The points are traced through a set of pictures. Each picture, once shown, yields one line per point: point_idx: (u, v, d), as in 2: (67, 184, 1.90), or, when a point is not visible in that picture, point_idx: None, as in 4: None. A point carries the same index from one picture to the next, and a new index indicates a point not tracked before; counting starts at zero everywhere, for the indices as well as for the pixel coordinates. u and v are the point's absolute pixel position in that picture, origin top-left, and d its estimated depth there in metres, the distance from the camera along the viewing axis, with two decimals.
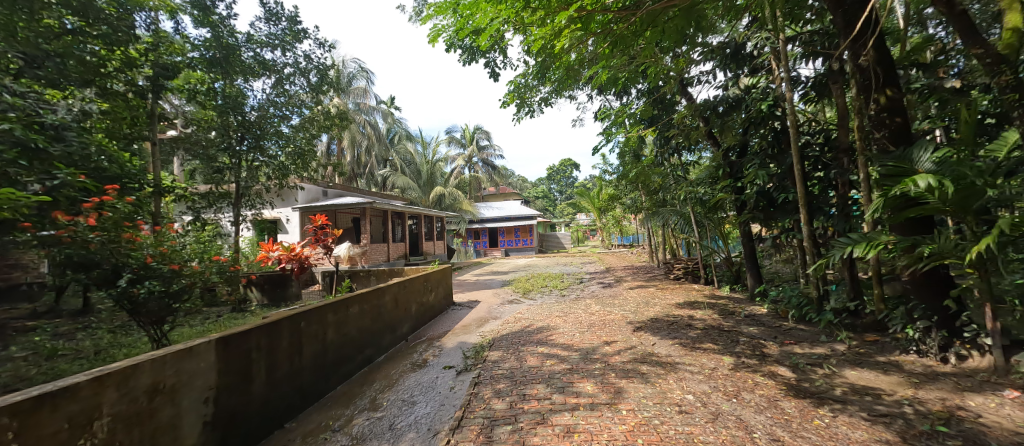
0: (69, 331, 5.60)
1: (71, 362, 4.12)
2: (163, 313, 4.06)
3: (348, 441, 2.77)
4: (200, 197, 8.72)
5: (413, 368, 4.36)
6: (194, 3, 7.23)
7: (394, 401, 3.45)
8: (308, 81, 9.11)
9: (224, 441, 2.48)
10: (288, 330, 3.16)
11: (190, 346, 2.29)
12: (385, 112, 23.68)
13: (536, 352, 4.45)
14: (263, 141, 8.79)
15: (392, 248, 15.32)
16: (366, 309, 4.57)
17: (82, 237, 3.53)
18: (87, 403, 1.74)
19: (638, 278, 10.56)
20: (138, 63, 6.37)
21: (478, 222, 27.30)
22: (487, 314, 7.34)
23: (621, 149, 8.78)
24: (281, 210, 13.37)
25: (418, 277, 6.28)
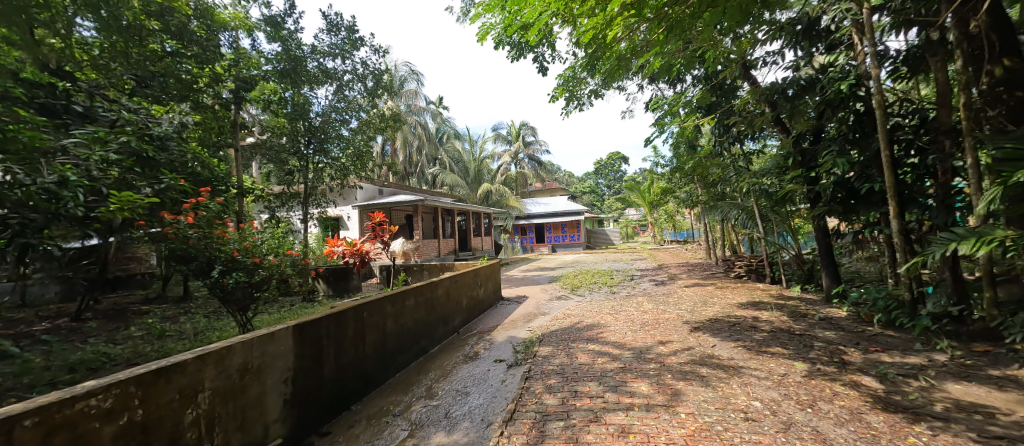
0: (175, 315, 6.47)
1: (176, 342, 4.76)
2: (247, 300, 4.55)
3: (408, 425, 2.93)
4: (275, 197, 9.62)
5: (465, 360, 4.50)
6: (267, 21, 7.95)
7: (449, 391, 3.59)
8: (365, 86, 9.66)
9: (301, 418, 2.74)
10: (353, 320, 3.40)
11: (272, 331, 2.55)
12: (435, 112, 24.47)
13: (587, 349, 4.39)
14: (327, 144, 9.48)
15: (442, 244, 15.86)
16: (421, 301, 4.78)
17: (183, 233, 4.06)
18: (193, 378, 2.00)
19: (695, 276, 10.00)
20: (223, 78, 7.14)
21: (525, 218, 27.41)
22: (536, 309, 7.35)
23: (675, 140, 8.34)
24: (342, 208, 14.35)
25: (469, 272, 6.46)
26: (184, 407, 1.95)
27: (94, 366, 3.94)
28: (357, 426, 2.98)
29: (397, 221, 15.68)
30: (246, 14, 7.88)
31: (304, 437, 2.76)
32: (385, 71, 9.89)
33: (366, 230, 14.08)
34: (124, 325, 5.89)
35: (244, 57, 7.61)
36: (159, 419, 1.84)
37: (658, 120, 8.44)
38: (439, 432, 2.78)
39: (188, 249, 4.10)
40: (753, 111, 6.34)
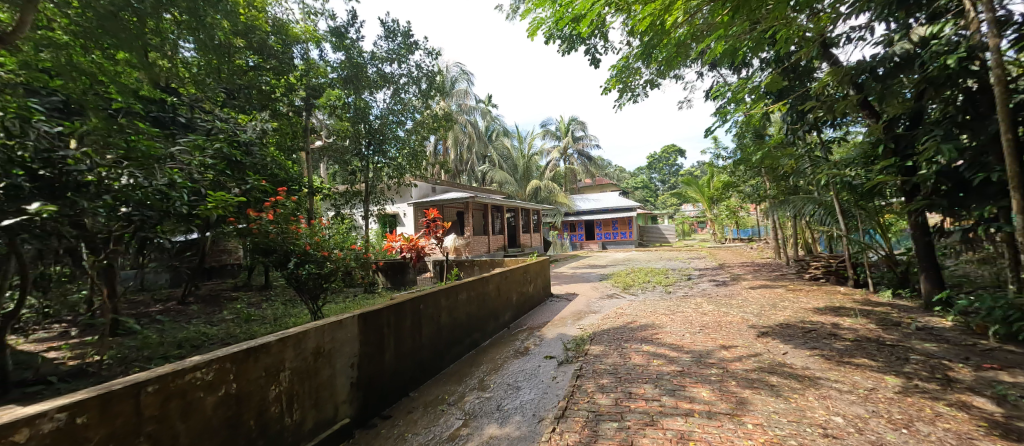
0: (258, 301, 7.27)
1: (260, 326, 5.35)
2: (317, 290, 4.95)
3: (462, 415, 3.04)
4: (340, 196, 10.37)
5: (516, 354, 4.55)
6: (332, 32, 8.57)
7: (500, 384, 3.65)
8: (419, 89, 10.05)
9: (365, 400, 2.94)
10: (411, 311, 3.58)
11: (341, 319, 2.76)
12: (484, 111, 24.90)
13: (641, 350, 4.23)
14: (385, 145, 10.02)
15: (492, 240, 16.13)
16: (473, 296, 4.90)
17: (265, 228, 4.52)
18: (275, 358, 2.23)
19: (761, 277, 9.23)
20: (295, 87, 7.81)
21: (575, 214, 27.02)
22: (586, 307, 7.24)
23: (739, 130, 7.73)
24: (399, 206, 15.13)
25: (519, 268, 6.51)
26: (268, 384, 2.18)
27: (197, 344, 4.55)
28: (415, 412, 3.14)
29: (449, 218, 16.22)
30: (315, 27, 8.54)
31: (368, 418, 2.96)
32: (437, 73, 10.22)
33: (420, 227, 14.72)
34: (218, 309, 6.71)
35: (313, 68, 8.27)
36: (249, 393, 2.07)
37: (720, 109, 7.86)
38: (491, 424, 2.84)
39: (269, 243, 4.57)
40: (833, 94, 5.68)
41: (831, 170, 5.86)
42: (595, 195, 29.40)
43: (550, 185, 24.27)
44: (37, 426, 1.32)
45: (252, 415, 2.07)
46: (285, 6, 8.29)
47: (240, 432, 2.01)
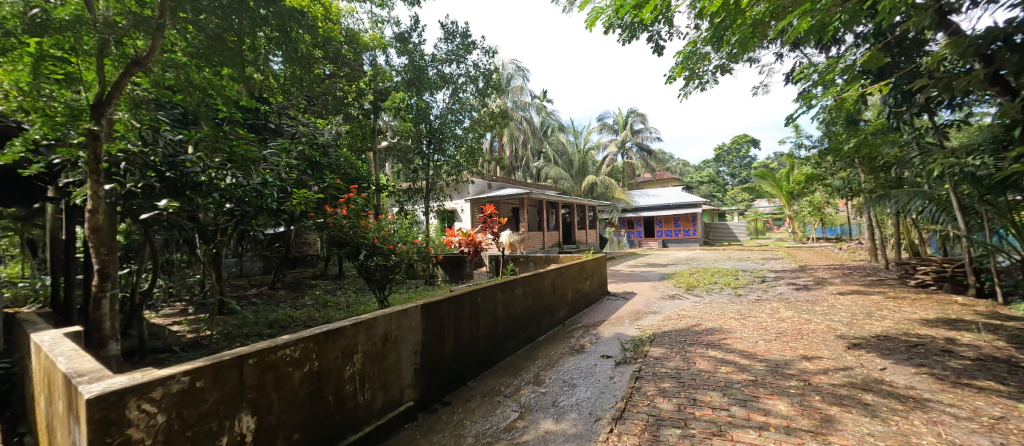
0: (333, 289, 7.99)
1: (335, 311, 5.88)
2: (384, 281, 5.31)
3: (518, 408, 3.08)
4: (403, 192, 11.00)
5: (571, 352, 4.51)
6: (397, 38, 9.07)
7: (556, 380, 3.65)
8: (476, 87, 10.28)
9: (428, 386, 3.11)
10: (469, 303, 3.69)
11: (406, 308, 2.93)
12: (539, 106, 24.85)
13: (707, 355, 3.98)
14: (444, 143, 10.40)
15: (547, 236, 16.09)
16: (529, 291, 4.93)
17: (340, 223, 4.95)
18: (349, 341, 2.43)
19: (852, 281, 8.18)
20: (364, 92, 8.41)
21: (633, 210, 25.98)
22: (646, 307, 6.95)
23: (826, 115, 6.89)
24: (456, 202, 15.63)
25: (575, 265, 6.43)
26: (344, 364, 2.39)
27: (284, 325, 5.13)
28: (473, 401, 3.25)
29: (504, 213, 16.47)
30: (382, 34, 9.09)
31: (430, 402, 3.13)
32: (494, 71, 10.38)
33: (477, 222, 15.12)
34: (300, 294, 7.49)
35: (380, 72, 8.84)
36: (328, 371, 2.29)
37: (802, 94, 7.07)
38: (547, 419, 2.85)
39: (343, 236, 5.00)
40: (951, 69, 4.82)
41: (946, 159, 5.00)
42: (656, 190, 28.02)
43: (607, 181, 23.79)
44: (167, 386, 1.58)
45: (330, 391, 2.29)
46: (356, 16, 8.94)
47: (321, 405, 2.23)
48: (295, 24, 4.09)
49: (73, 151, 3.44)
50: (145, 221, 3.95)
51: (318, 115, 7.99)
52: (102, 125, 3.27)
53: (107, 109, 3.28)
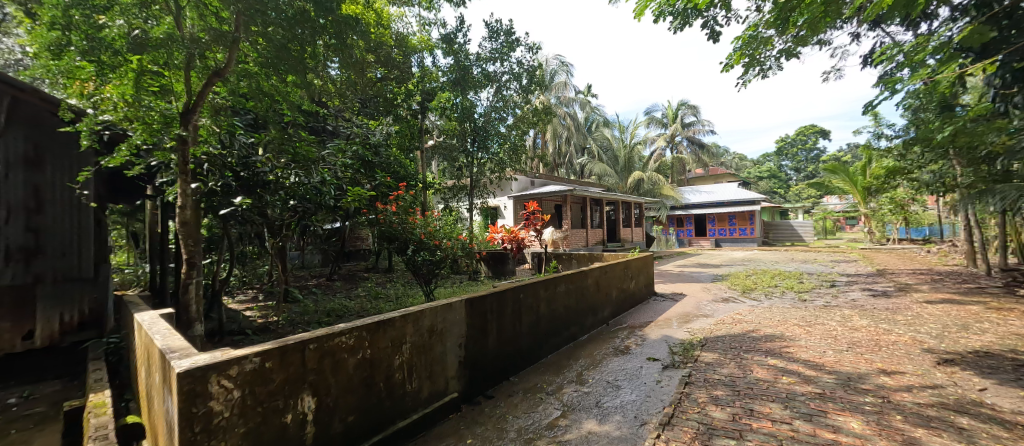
0: (383, 282, 8.41)
1: (385, 303, 6.20)
2: (430, 275, 5.49)
3: (561, 406, 3.06)
4: (449, 190, 11.29)
5: (616, 352, 4.41)
6: (444, 39, 9.31)
7: (600, 381, 3.58)
8: (520, 84, 10.28)
9: (471, 379, 3.18)
10: (512, 299, 3.72)
11: (451, 302, 3.01)
12: (584, 102, 24.48)
13: (766, 363, 3.70)
14: (488, 141, 10.53)
15: (591, 234, 15.79)
16: (572, 288, 4.87)
17: (390, 219, 5.19)
18: (398, 332, 2.55)
19: (943, 289, 7.21)
20: (413, 93, 8.73)
21: (683, 208, 24.75)
22: (696, 309, 6.61)
23: (913, 100, 6.11)
24: (499, 199, 15.81)
25: (620, 263, 6.26)
26: (393, 353, 2.51)
27: (340, 314, 5.49)
28: (515, 396, 3.28)
29: (547, 210, 16.39)
30: (429, 36, 9.38)
31: (474, 395, 3.20)
32: (537, 67, 10.34)
33: (520, 219, 15.17)
34: (354, 286, 7.96)
35: (428, 73, 9.12)
36: (380, 359, 2.41)
37: (882, 78, 6.32)
38: (590, 419, 2.81)
39: (392, 231, 5.22)
40: None
41: None
42: (708, 186, 26.49)
43: (654, 177, 23.17)
44: (242, 365, 1.75)
45: (381, 378, 2.41)
46: (406, 20, 9.29)
47: (373, 391, 2.36)
48: (350, 31, 4.34)
49: (166, 154, 3.89)
50: (223, 216, 4.38)
51: (371, 117, 8.41)
52: (189, 130, 3.67)
53: (193, 116, 3.67)
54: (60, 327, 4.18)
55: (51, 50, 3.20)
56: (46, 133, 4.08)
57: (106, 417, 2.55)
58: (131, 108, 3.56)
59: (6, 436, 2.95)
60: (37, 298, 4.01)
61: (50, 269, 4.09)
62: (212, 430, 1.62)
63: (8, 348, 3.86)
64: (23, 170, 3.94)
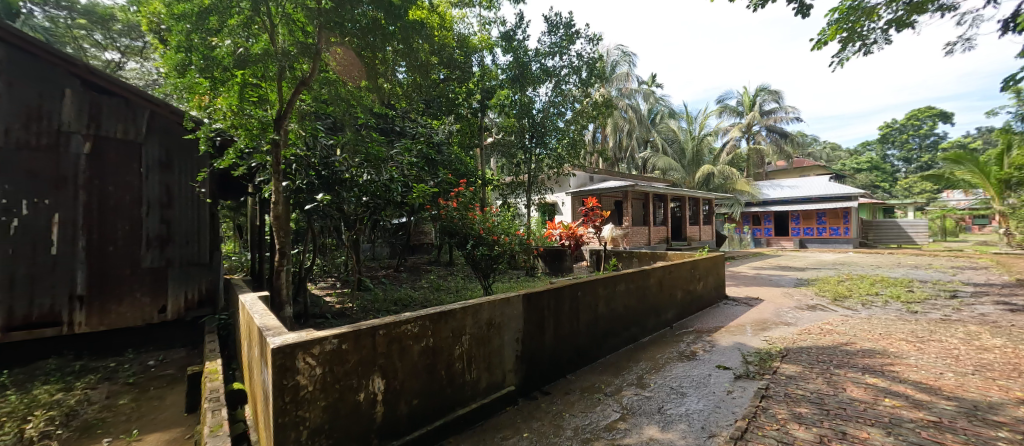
0: (445, 274, 8.78)
1: (446, 295, 6.47)
2: (488, 269, 5.60)
3: (620, 408, 2.97)
4: (507, 186, 11.40)
5: (680, 357, 4.16)
6: (503, 37, 9.40)
7: (663, 386, 3.40)
8: (580, 78, 10.04)
9: (528, 373, 3.20)
10: (570, 296, 3.66)
11: (509, 297, 3.05)
12: (647, 93, 23.36)
13: (863, 382, 3.26)
14: (546, 137, 10.37)
15: (654, 231, 15.03)
16: (633, 288, 4.69)
17: (451, 214, 5.40)
18: (459, 323, 2.64)
19: None
20: (473, 92, 8.99)
21: (760, 204, 22.55)
22: (775, 316, 6.01)
23: None
24: (557, 195, 15.67)
25: (686, 264, 5.88)
26: (453, 343, 2.61)
27: (406, 303, 5.85)
28: (572, 394, 3.24)
29: (606, 207, 15.90)
30: (489, 35, 9.52)
31: (530, 390, 3.23)
32: (598, 59, 10.02)
33: (578, 216, 14.90)
34: (418, 278, 8.41)
35: (487, 72, 9.31)
36: (441, 348, 2.52)
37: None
38: (652, 425, 2.68)
39: (454, 227, 5.44)
40: None
41: None
42: (791, 181, 23.84)
43: (727, 170, 21.15)
44: (323, 345, 1.93)
45: (442, 366, 2.52)
46: (466, 21, 9.54)
47: (436, 378, 2.48)
48: (416, 36, 4.57)
49: (263, 157, 4.40)
50: (308, 211, 4.89)
51: (433, 116, 8.79)
52: (281, 134, 4.12)
53: (284, 121, 4.12)
54: (185, 304, 4.94)
55: (177, 70, 3.78)
56: (173, 140, 4.82)
57: (218, 382, 2.99)
58: (236, 117, 4.09)
59: (147, 391, 3.59)
60: (168, 279, 4.79)
61: (178, 255, 4.86)
62: (299, 401, 1.83)
63: (149, 320, 4.66)
64: (158, 172, 4.71)
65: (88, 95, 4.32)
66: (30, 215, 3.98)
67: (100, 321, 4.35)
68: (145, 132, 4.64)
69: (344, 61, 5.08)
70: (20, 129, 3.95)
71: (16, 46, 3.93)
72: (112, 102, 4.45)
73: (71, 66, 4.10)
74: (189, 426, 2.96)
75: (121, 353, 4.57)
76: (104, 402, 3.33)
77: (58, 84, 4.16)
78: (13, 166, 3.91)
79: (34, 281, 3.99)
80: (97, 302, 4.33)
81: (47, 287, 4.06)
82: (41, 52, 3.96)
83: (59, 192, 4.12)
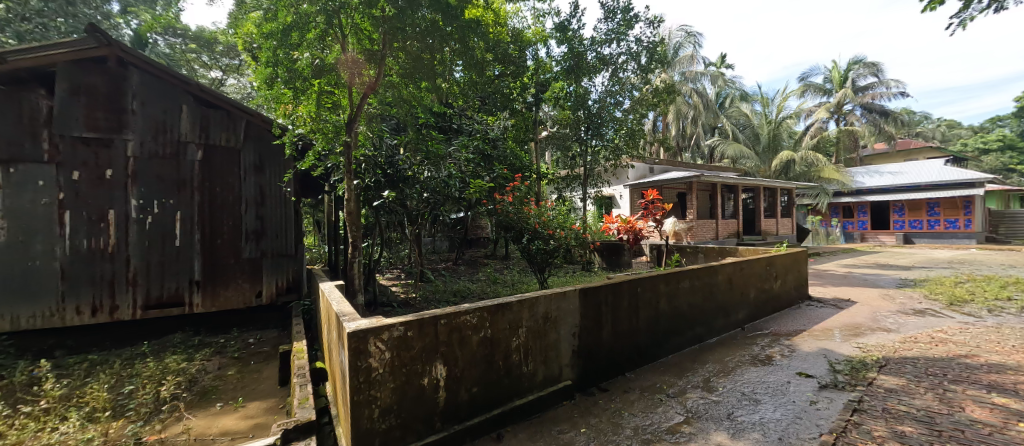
0: (502, 268, 8.96)
1: (503, 288, 6.62)
2: (544, 264, 5.61)
3: (683, 411, 2.84)
4: (562, 180, 11.27)
5: (753, 361, 3.86)
6: (557, 28, 9.25)
7: (733, 391, 3.18)
8: (638, 64, 9.56)
9: (585, 368, 3.19)
10: (629, 292, 3.56)
11: (565, 291, 3.04)
12: (714, 75, 21.67)
13: (987, 401, 2.78)
14: (602, 128, 10.03)
15: (722, 225, 13.99)
16: (699, 285, 4.43)
17: (507, 209, 5.49)
18: (515, 316, 2.69)
19: None
20: (527, 86, 9.02)
21: (852, 194, 19.90)
22: (870, 321, 5.32)
23: None
24: (615, 188, 15.21)
25: (761, 260, 5.40)
26: (511, 335, 2.67)
27: (465, 295, 6.10)
28: (632, 393, 3.17)
29: (668, 199, 15.09)
30: (543, 27, 9.43)
31: (588, 386, 3.21)
32: (659, 43, 9.46)
33: (637, 209, 14.33)
34: (476, 271, 8.68)
35: (541, 65, 9.25)
36: (499, 339, 2.60)
37: None
38: (720, 431, 2.53)
39: (509, 221, 5.52)
40: None
41: None
42: (893, 166, 20.72)
43: (809, 155, 18.94)
44: (391, 331, 2.09)
45: (500, 357, 2.60)
46: (521, 15, 9.54)
47: (494, 368, 2.56)
48: (472, 34, 4.68)
49: (337, 157, 4.80)
50: (375, 207, 5.27)
51: (489, 112, 8.95)
52: (352, 136, 4.45)
53: (354, 124, 4.45)
54: (277, 290, 5.59)
55: (267, 82, 4.26)
56: (265, 146, 5.45)
57: (304, 360, 3.37)
58: (314, 122, 4.44)
59: (249, 366, 4.14)
60: (263, 269, 5.44)
61: (271, 247, 5.50)
62: (371, 382, 2.01)
63: (249, 303, 5.34)
64: (253, 174, 5.36)
65: (199, 109, 5.02)
66: (160, 213, 4.76)
67: (212, 303, 5.09)
68: (243, 140, 5.29)
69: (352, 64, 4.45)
70: (152, 141, 4.73)
71: (147, 71, 4.69)
72: (217, 114, 5.12)
73: (187, 85, 4.79)
74: (282, 397, 3.38)
75: (227, 331, 5.31)
76: (217, 372, 3.92)
77: (177, 101, 4.89)
78: (147, 172, 4.70)
79: (164, 268, 4.78)
80: (209, 286, 5.06)
81: (173, 273, 4.84)
82: (164, 75, 4.68)
83: (180, 193, 4.87)
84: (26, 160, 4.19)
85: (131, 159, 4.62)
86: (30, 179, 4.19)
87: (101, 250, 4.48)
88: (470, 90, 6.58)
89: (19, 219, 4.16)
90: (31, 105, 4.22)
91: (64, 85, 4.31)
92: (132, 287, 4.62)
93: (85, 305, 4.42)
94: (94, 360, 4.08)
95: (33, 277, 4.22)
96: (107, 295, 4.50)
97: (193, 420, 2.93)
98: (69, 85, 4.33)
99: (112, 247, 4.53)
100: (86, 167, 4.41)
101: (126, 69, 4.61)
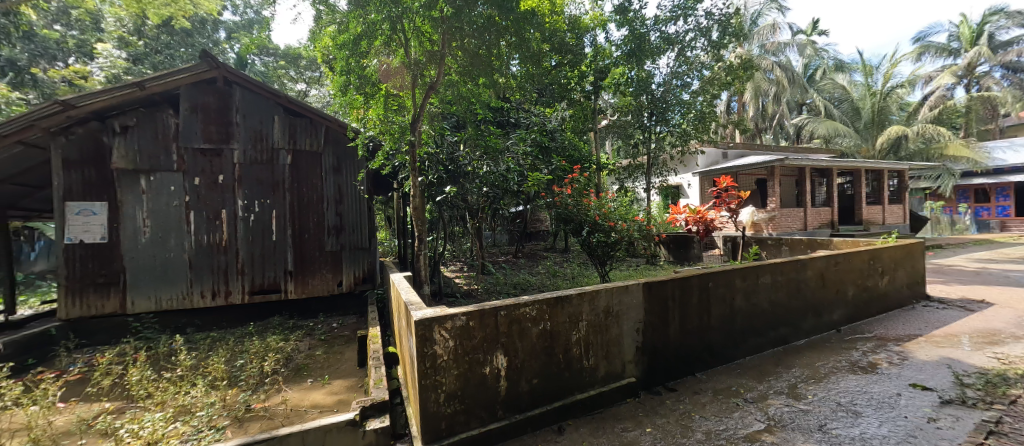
0: (561, 261, 8.91)
1: (563, 280, 6.59)
2: (604, 256, 5.41)
3: (764, 419, 2.59)
4: (624, 170, 10.83)
5: (852, 368, 3.40)
6: (617, 10, 8.77)
7: (826, 400, 2.83)
8: (709, 40, 8.73)
9: (651, 365, 3.05)
10: (699, 287, 3.32)
11: (628, 284, 2.92)
12: (802, 44, 19.24)
13: None
14: (668, 113, 9.34)
15: (811, 214, 12.46)
16: (784, 281, 3.98)
17: (566, 201, 5.46)
18: (573, 309, 2.64)
19: None
20: (585, 75, 8.72)
21: (989, 174, 16.69)
22: (1013, 327, 4.37)
23: None
24: (683, 176, 14.30)
25: (861, 254, 4.69)
26: (571, 329, 2.63)
27: (524, 287, 6.19)
28: (703, 395, 2.96)
29: (745, 186, 13.78)
30: (602, 11, 9.01)
31: (654, 384, 3.08)
32: (733, 14, 8.57)
33: (708, 198, 13.29)
34: (536, 263, 8.73)
35: (600, 51, 8.88)
36: (559, 332, 2.57)
37: None
38: (810, 444, 2.27)
39: (569, 213, 5.48)
40: None
41: None
42: None
43: (930, 129, 16.05)
44: (454, 320, 2.19)
45: (561, 349, 2.58)
46: (578, 2, 9.24)
47: (554, 360, 2.55)
48: (527, 26, 4.64)
49: (403, 156, 5.06)
50: (439, 202, 5.50)
51: (547, 104, 8.88)
52: (415, 135, 4.66)
53: (419, 123, 4.67)
54: (355, 280, 6.10)
55: (342, 90, 4.60)
56: (341, 148, 5.93)
57: (379, 345, 3.65)
58: (383, 124, 4.70)
59: (333, 348, 4.59)
60: (343, 260, 5.98)
61: (349, 241, 6.01)
62: (437, 367, 2.12)
63: (333, 291, 5.91)
64: (333, 175, 5.88)
65: (288, 119, 5.61)
66: (260, 211, 5.46)
67: (303, 290, 5.72)
68: (323, 143, 5.82)
69: (389, 70, 5.22)
70: (251, 149, 5.41)
71: (246, 88, 5.35)
72: (302, 122, 5.68)
73: (277, 98, 5.37)
74: (361, 377, 3.71)
75: (315, 315, 5.94)
76: (309, 353, 4.41)
77: (270, 112, 5.52)
78: (249, 176, 5.40)
79: (265, 259, 5.48)
80: (300, 276, 5.68)
81: (272, 263, 5.53)
82: (260, 90, 5.30)
83: (274, 194, 5.52)
84: (161, 169, 5.04)
85: (237, 166, 5.34)
86: (164, 186, 5.04)
87: (217, 243, 5.26)
88: (527, 83, 6.52)
89: (159, 219, 5.03)
90: (163, 123, 5.06)
91: (186, 105, 5.09)
92: (241, 276, 5.37)
93: (207, 290, 5.23)
94: (214, 336, 4.82)
95: (169, 266, 5.08)
96: (222, 282, 5.29)
97: (289, 392, 3.35)
98: (189, 104, 5.11)
99: (225, 241, 5.30)
100: (204, 174, 5.20)
101: (231, 88, 5.31)
